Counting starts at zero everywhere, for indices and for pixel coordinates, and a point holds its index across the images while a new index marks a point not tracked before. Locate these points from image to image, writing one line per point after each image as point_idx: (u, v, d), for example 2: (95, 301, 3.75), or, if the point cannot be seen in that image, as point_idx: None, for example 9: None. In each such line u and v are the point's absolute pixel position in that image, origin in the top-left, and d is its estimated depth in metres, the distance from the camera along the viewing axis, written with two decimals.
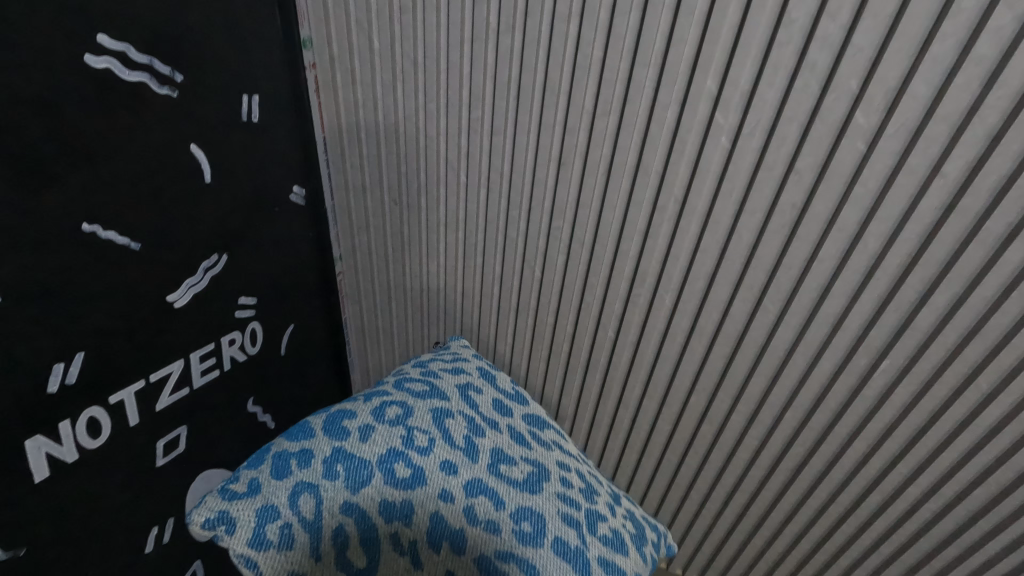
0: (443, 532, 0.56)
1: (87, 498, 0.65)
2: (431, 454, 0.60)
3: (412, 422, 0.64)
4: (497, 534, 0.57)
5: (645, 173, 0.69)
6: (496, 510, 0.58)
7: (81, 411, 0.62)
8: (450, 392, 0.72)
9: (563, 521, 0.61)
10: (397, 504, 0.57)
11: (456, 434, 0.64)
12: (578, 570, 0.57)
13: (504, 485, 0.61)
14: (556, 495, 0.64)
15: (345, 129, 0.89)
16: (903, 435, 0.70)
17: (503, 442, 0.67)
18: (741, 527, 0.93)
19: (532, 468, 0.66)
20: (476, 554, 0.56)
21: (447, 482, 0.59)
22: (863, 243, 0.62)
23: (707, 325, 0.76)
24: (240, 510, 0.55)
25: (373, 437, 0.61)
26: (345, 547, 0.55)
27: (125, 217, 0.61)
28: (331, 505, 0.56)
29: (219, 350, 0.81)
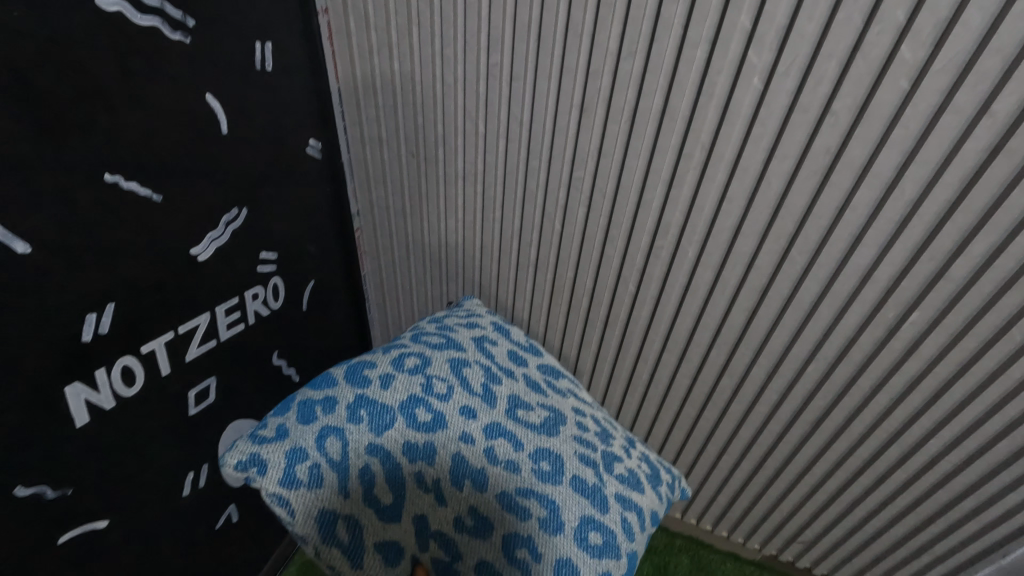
0: (465, 472, 0.57)
1: (126, 443, 0.68)
2: (450, 400, 0.61)
3: (430, 370, 0.64)
4: (517, 474, 0.58)
5: (671, 119, 0.67)
6: (516, 451, 0.59)
7: (115, 360, 0.63)
8: (466, 343, 0.73)
9: (580, 461, 0.63)
10: (420, 445, 0.57)
11: (474, 381, 0.65)
12: (596, 505, 0.59)
13: (522, 428, 0.62)
14: (573, 438, 0.65)
15: (360, 78, 0.87)
16: (930, 388, 0.71)
17: (520, 389, 0.69)
18: (760, 476, 0.96)
19: (549, 413, 0.67)
20: (498, 491, 0.56)
21: (468, 425, 0.59)
22: (900, 189, 0.60)
23: (731, 277, 0.75)
24: (270, 451, 0.56)
25: (393, 384, 0.62)
26: (371, 486, 0.56)
27: (145, 168, 0.61)
28: (357, 446, 0.56)
29: (243, 304, 0.82)
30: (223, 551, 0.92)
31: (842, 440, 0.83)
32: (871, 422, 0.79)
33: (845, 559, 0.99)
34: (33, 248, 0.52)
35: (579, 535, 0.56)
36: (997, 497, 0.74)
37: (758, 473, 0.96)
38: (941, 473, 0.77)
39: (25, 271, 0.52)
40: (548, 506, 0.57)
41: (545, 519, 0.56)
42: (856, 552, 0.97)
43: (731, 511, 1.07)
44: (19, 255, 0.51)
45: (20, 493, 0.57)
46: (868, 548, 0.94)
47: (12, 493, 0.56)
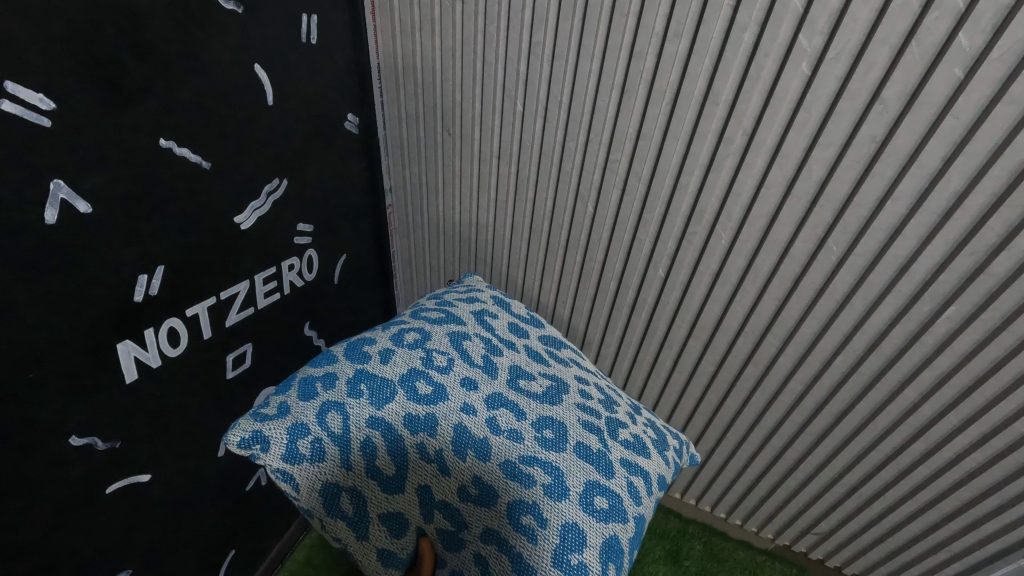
0: (468, 442, 0.57)
1: (171, 401, 0.71)
2: (451, 372, 0.63)
3: (429, 344, 0.66)
4: (520, 442, 0.58)
5: (713, 103, 0.66)
6: (518, 420, 0.60)
7: (162, 321, 0.66)
8: (465, 317, 0.75)
9: (584, 428, 0.64)
10: (421, 417, 0.57)
11: (474, 353, 0.67)
12: (601, 470, 0.60)
13: (523, 398, 0.64)
14: (575, 407, 0.66)
15: (400, 55, 0.88)
16: (959, 384, 0.71)
17: (521, 360, 0.71)
18: (778, 465, 0.97)
19: (551, 382, 0.69)
20: (501, 460, 0.56)
21: (468, 397, 0.60)
22: (945, 181, 0.59)
23: (764, 265, 0.76)
24: (272, 428, 0.55)
25: (393, 359, 0.63)
26: (374, 458, 0.56)
27: (196, 135, 0.62)
28: (358, 420, 0.56)
29: (280, 274, 0.84)
30: (254, 513, 0.96)
31: (866, 434, 0.83)
32: (897, 417, 0.79)
33: (859, 553, 1.00)
34: (93, 208, 0.54)
35: (584, 499, 0.57)
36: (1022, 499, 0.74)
37: (776, 464, 0.97)
38: (965, 470, 0.77)
39: (87, 229, 0.54)
40: (552, 472, 0.57)
41: (550, 485, 0.56)
42: (871, 546, 0.97)
43: (746, 501, 1.08)
44: (82, 214, 0.53)
45: (76, 442, 0.59)
46: (883, 543, 0.95)
47: (68, 442, 0.58)
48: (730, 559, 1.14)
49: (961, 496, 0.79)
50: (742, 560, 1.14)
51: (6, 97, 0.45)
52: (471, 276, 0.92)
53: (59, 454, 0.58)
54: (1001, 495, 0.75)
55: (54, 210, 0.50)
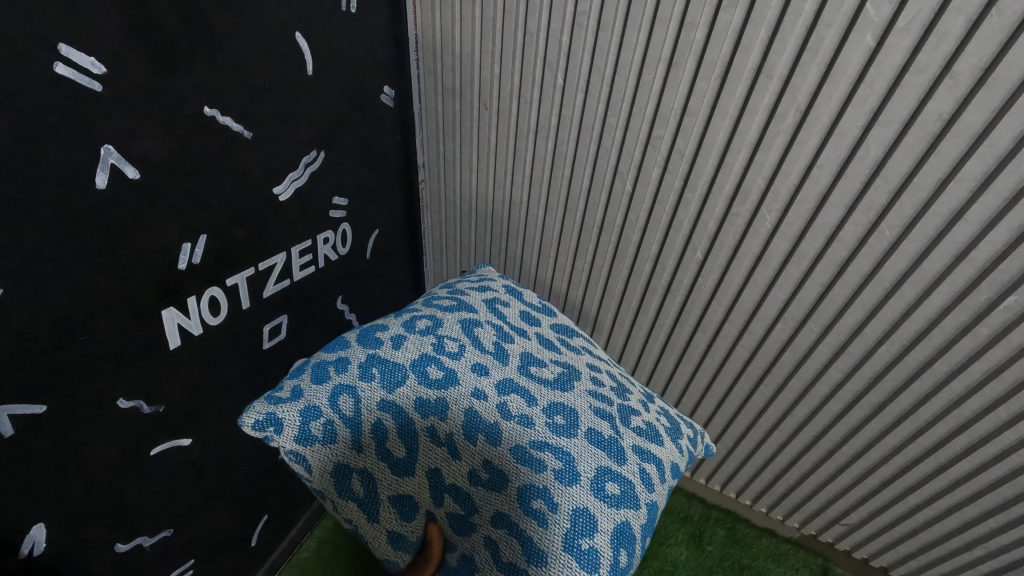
0: (479, 426, 0.57)
1: (212, 368, 0.72)
2: (462, 359, 0.62)
3: (441, 331, 0.66)
4: (531, 428, 0.57)
5: (767, 77, 0.64)
6: (529, 406, 0.60)
7: (204, 290, 0.67)
8: (477, 304, 0.74)
9: (596, 415, 0.63)
10: (431, 401, 0.57)
11: (486, 339, 0.67)
12: (612, 456, 0.59)
13: (535, 384, 0.63)
14: (587, 394, 0.65)
15: (440, 27, 0.86)
16: (1012, 379, 0.68)
17: (532, 347, 0.70)
18: (810, 455, 0.96)
19: (563, 369, 0.68)
20: (511, 445, 0.56)
21: (479, 382, 0.60)
22: (1017, 162, 0.56)
23: (810, 248, 0.73)
24: (285, 411, 0.56)
25: (404, 344, 0.63)
26: (384, 440, 0.56)
27: (237, 105, 0.62)
28: (369, 403, 0.57)
29: (315, 248, 0.85)
30: (287, 480, 0.98)
31: (905, 427, 0.81)
32: (940, 411, 0.76)
33: (889, 546, 0.99)
34: (141, 174, 0.54)
35: (596, 485, 0.56)
36: None
37: (808, 453, 0.96)
38: (1008, 468, 0.75)
39: (135, 196, 0.54)
40: (563, 457, 0.56)
41: (561, 470, 0.55)
42: (902, 540, 0.96)
43: (773, 489, 1.07)
44: (130, 180, 0.53)
45: (124, 404, 0.61)
46: (915, 537, 0.93)
47: (117, 404, 0.60)
48: (753, 546, 1.15)
49: (1001, 494, 0.77)
50: (766, 547, 1.15)
51: (58, 59, 0.45)
52: (483, 265, 0.91)
53: (109, 415, 0.60)
54: None
55: (104, 175, 0.51)
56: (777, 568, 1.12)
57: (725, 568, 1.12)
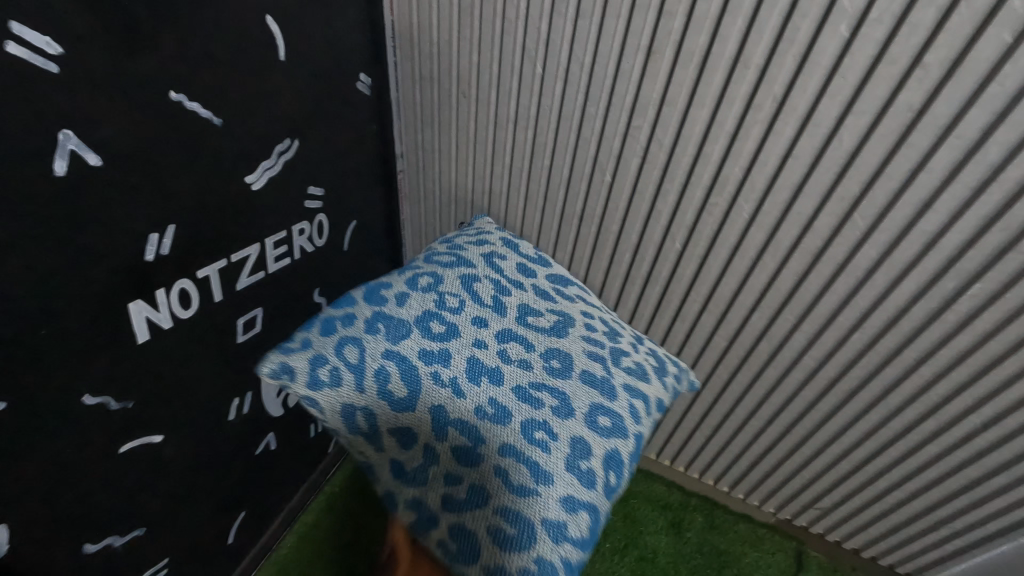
0: (481, 369, 0.56)
1: (183, 362, 0.70)
2: (463, 313, 0.61)
3: (440, 289, 0.64)
4: (530, 370, 0.58)
5: (743, 67, 0.64)
6: (528, 352, 0.60)
7: (174, 283, 0.65)
8: (476, 259, 0.72)
9: (589, 358, 0.63)
10: (434, 350, 0.56)
11: (486, 294, 0.65)
12: (606, 395, 0.60)
13: (533, 332, 0.62)
14: (580, 340, 0.64)
15: (415, 13, 0.84)
16: (976, 364, 0.70)
17: (529, 298, 0.68)
18: (785, 442, 0.98)
19: (558, 318, 0.66)
20: (513, 385, 0.56)
21: (479, 333, 0.59)
22: (983, 152, 0.57)
23: (785, 238, 0.74)
24: (296, 359, 0.57)
25: (408, 301, 0.62)
26: (386, 383, 0.54)
27: (207, 90, 0.60)
28: (374, 352, 0.56)
29: (290, 239, 0.83)
30: (262, 476, 0.97)
31: (875, 413, 0.83)
32: (909, 396, 0.79)
33: (861, 528, 1.02)
34: (105, 162, 0.52)
35: (589, 419, 0.57)
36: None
37: (783, 439, 0.98)
38: (973, 451, 0.77)
39: (97, 184, 0.52)
40: (559, 396, 0.57)
41: (558, 407, 0.56)
42: (874, 523, 0.99)
43: (750, 475, 1.09)
44: (93, 167, 0.51)
45: (90, 401, 0.59)
46: (886, 519, 0.96)
47: (82, 401, 0.58)
48: (731, 531, 1.19)
49: (965, 475, 0.80)
50: (743, 531, 1.19)
51: (10, 39, 0.42)
52: (480, 216, 0.88)
53: (74, 413, 0.58)
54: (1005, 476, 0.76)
55: (64, 161, 0.49)
56: (753, 552, 1.16)
57: (702, 552, 1.16)
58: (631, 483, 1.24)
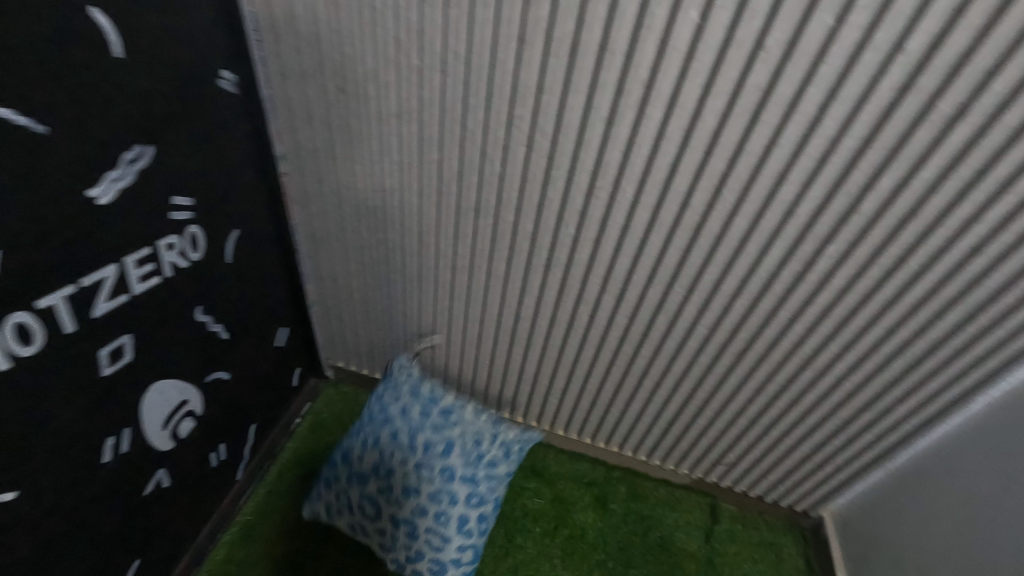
0: (397, 541, 1.00)
1: (30, 406, 0.61)
2: (390, 486, 1.01)
3: (376, 449, 1.02)
4: (432, 522, 0.99)
5: (611, 53, 0.66)
6: (427, 503, 0.99)
7: (7, 317, 0.56)
8: (394, 417, 1.04)
9: (467, 501, 1.01)
10: (378, 499, 1.01)
11: (399, 459, 1.01)
12: (472, 485, 1.02)
13: (429, 495, 0.99)
14: (464, 482, 1.01)
15: (277, 6, 0.79)
16: (838, 315, 0.82)
17: (428, 445, 1.01)
18: (689, 406, 1.05)
19: (445, 449, 1.01)
20: (417, 522, 0.99)
21: (405, 493, 1.00)
22: (822, 126, 0.65)
23: (667, 216, 0.79)
24: (314, 514, 1.08)
25: (360, 463, 1.03)
26: (360, 528, 1.04)
27: (21, 92, 0.52)
28: (349, 520, 1.05)
29: (157, 255, 0.75)
30: (156, 516, 0.88)
31: (763, 368, 0.93)
32: (788, 349, 0.89)
33: (762, 475, 1.13)
34: None
35: (468, 530, 1.01)
36: (879, 398, 0.89)
37: (687, 404, 1.05)
38: (844, 394, 0.91)
39: None
40: (450, 521, 1.00)
41: (451, 522, 1.00)
42: (772, 467, 1.10)
43: (662, 442, 1.16)
44: None
45: None
46: (782, 462, 1.08)
47: None
48: (652, 497, 1.25)
49: (833, 405, 0.93)
50: (662, 495, 1.25)
51: None
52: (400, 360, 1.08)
53: None
54: (863, 400, 0.90)
55: None
56: (673, 512, 1.23)
57: (628, 521, 1.21)
58: (556, 466, 1.27)
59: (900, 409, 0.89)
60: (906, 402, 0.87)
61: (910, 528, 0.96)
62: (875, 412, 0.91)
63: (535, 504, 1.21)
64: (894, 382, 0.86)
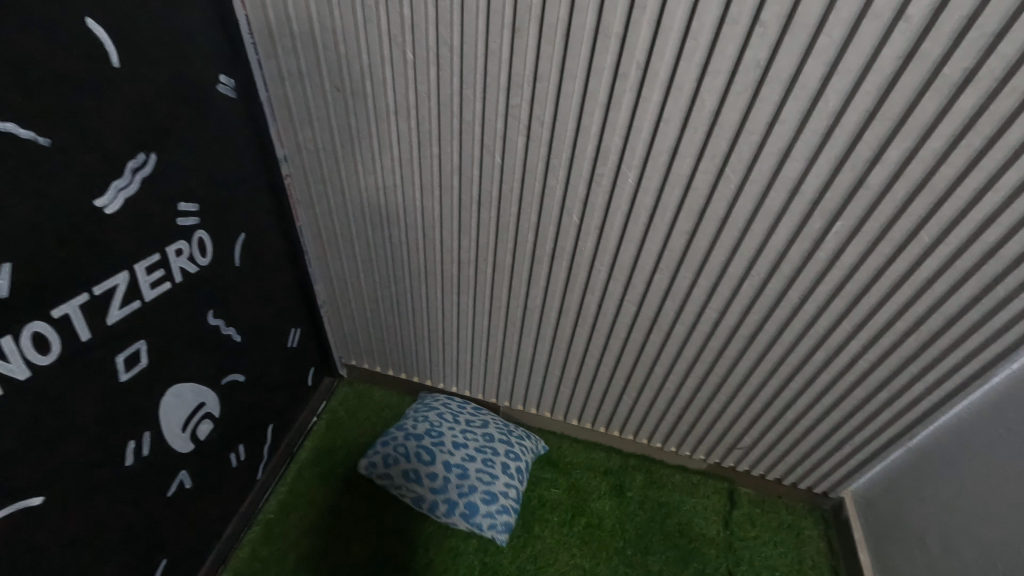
0: (456, 487, 1.12)
1: (51, 412, 0.63)
2: (448, 440, 1.16)
3: (435, 439, 1.16)
4: (484, 473, 1.13)
5: (605, 37, 0.65)
6: (477, 454, 1.16)
7: (23, 327, 0.58)
8: (443, 400, 1.25)
9: (507, 457, 1.18)
10: (438, 455, 1.14)
11: (457, 436, 1.17)
12: (516, 471, 1.17)
13: (478, 445, 1.17)
14: (501, 440, 1.20)
15: (272, 9, 0.79)
16: (850, 293, 0.80)
17: (474, 423, 1.21)
18: (702, 391, 1.05)
19: (490, 449, 1.17)
20: (473, 473, 1.13)
21: (458, 446, 1.16)
22: (824, 100, 0.63)
23: (671, 201, 0.78)
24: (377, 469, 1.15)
25: (420, 422, 1.19)
26: (421, 478, 1.13)
27: (22, 106, 0.53)
28: (410, 470, 1.13)
29: (167, 261, 0.76)
30: (180, 516, 0.91)
31: (776, 350, 0.92)
32: (800, 330, 0.88)
33: (779, 458, 1.12)
34: None
35: (512, 477, 1.16)
36: (895, 375, 0.88)
37: (701, 389, 1.05)
38: (859, 372, 0.90)
39: None
40: (498, 472, 1.15)
41: (499, 471, 1.15)
42: (789, 450, 1.09)
43: (677, 428, 1.15)
44: None
45: None
46: (799, 444, 1.07)
47: None
48: (668, 484, 1.25)
49: (847, 384, 0.92)
50: (679, 482, 1.25)
51: None
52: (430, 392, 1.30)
53: None
54: (878, 378, 0.89)
55: None
56: (690, 499, 1.23)
57: (646, 508, 1.21)
58: (572, 455, 1.28)
59: (917, 387, 0.87)
60: (922, 379, 0.86)
61: (930, 509, 0.94)
62: (892, 390, 0.89)
63: (552, 494, 1.21)
64: (910, 359, 0.85)
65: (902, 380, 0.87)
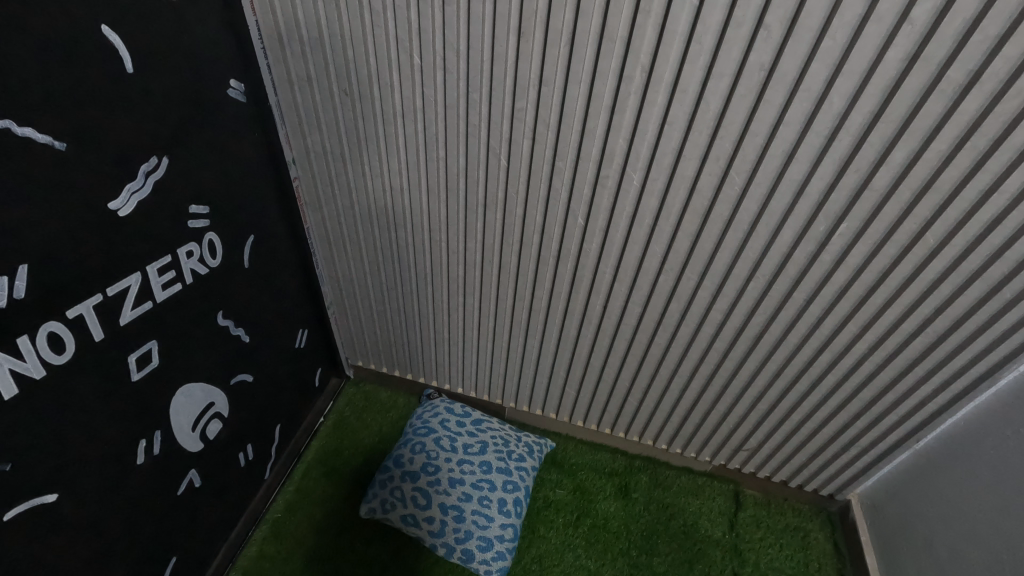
0: (452, 529, 1.06)
1: (67, 410, 0.65)
2: (441, 480, 1.10)
3: (427, 479, 1.10)
4: (480, 512, 1.08)
5: (610, 41, 0.66)
6: (474, 491, 1.09)
7: (39, 326, 0.59)
8: (438, 428, 1.17)
9: (504, 490, 1.11)
10: (431, 496, 1.08)
11: (451, 475, 1.10)
12: (515, 503, 1.11)
13: (475, 482, 1.10)
14: (499, 470, 1.13)
15: (281, 14, 0.80)
16: (855, 295, 0.80)
17: (471, 457, 1.14)
18: (707, 392, 1.05)
19: (487, 484, 1.11)
20: (468, 513, 1.07)
21: (452, 486, 1.09)
22: (829, 102, 0.64)
23: (675, 203, 0.78)
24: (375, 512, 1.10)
25: (414, 460, 1.12)
26: (416, 521, 1.08)
27: (39, 112, 0.55)
28: (405, 512, 1.09)
29: (178, 263, 0.77)
30: (190, 514, 0.92)
31: (782, 351, 0.92)
32: (804, 332, 0.88)
33: (784, 459, 1.12)
34: None
35: (510, 513, 1.10)
36: (902, 377, 0.87)
37: (706, 390, 1.05)
38: (865, 373, 0.89)
39: None
40: (495, 509, 1.08)
41: (496, 508, 1.09)
42: (795, 452, 1.09)
43: (683, 430, 1.15)
44: None
45: None
46: (805, 446, 1.07)
47: None
48: (674, 485, 1.25)
49: (852, 386, 0.92)
50: (685, 484, 1.25)
51: None
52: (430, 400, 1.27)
53: None
54: (884, 381, 0.89)
55: None
56: (697, 500, 1.23)
57: (652, 509, 1.21)
58: (577, 456, 1.29)
59: (923, 389, 0.87)
60: (928, 381, 0.86)
61: (936, 511, 0.94)
62: (898, 392, 0.89)
63: (557, 495, 1.22)
64: (916, 361, 0.85)
65: (909, 382, 0.87)
